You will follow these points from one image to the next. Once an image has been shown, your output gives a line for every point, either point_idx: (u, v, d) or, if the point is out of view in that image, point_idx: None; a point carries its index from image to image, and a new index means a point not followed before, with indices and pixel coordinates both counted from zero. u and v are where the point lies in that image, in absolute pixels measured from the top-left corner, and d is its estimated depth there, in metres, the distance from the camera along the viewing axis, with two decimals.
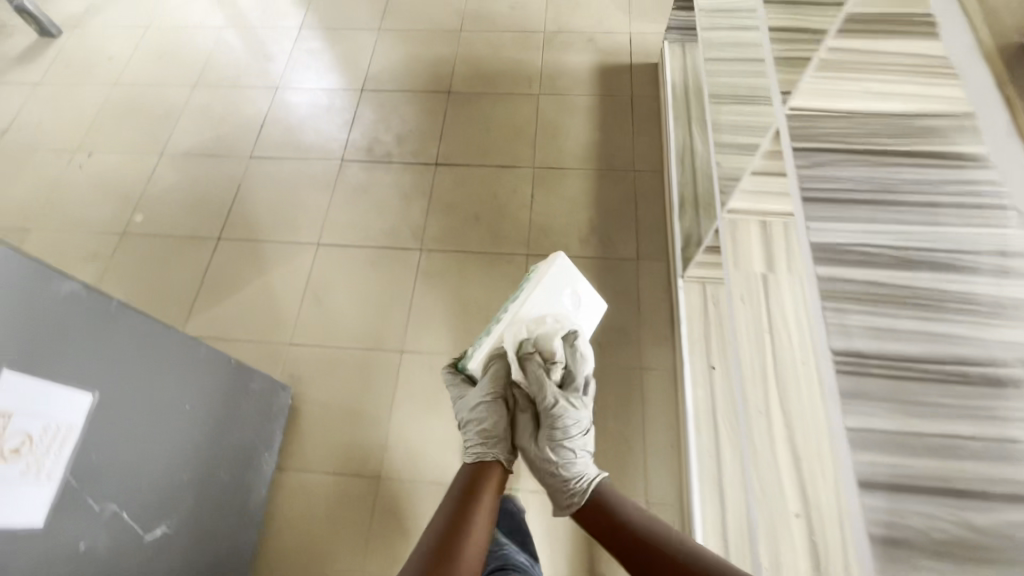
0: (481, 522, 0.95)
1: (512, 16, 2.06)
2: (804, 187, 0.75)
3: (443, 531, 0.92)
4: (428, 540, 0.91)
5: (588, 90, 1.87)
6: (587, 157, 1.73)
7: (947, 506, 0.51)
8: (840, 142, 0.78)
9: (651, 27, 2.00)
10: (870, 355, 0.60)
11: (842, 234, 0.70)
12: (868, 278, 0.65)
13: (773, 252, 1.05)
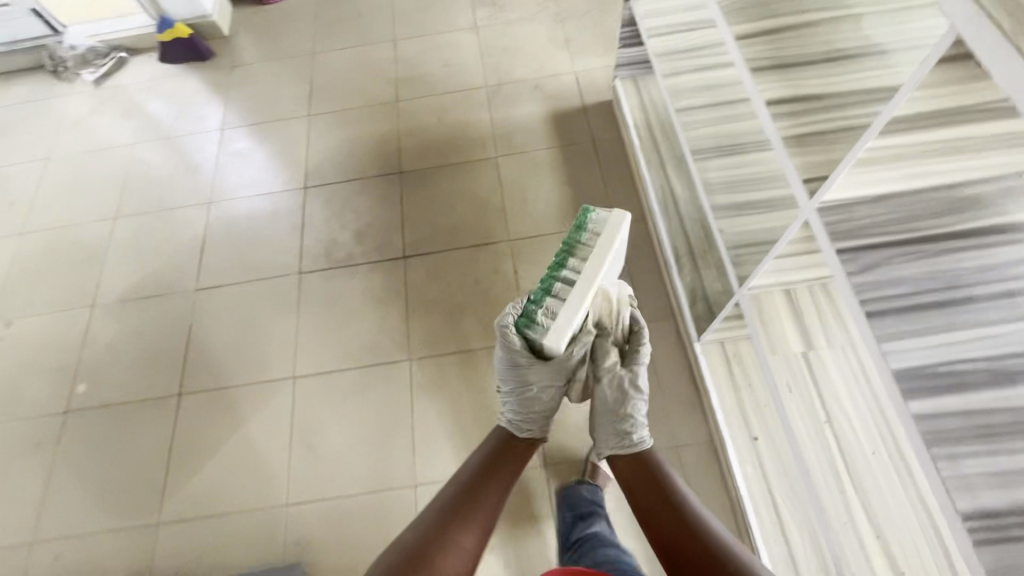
0: (491, 500, 0.93)
1: (449, 76, 1.94)
2: (865, 304, 0.66)
3: (456, 500, 0.91)
4: (440, 502, 0.91)
5: (546, 143, 1.76)
6: (563, 217, 1.62)
7: None
8: (885, 234, 0.69)
9: (594, 62, 1.91)
10: (1005, 516, 0.54)
11: (924, 356, 0.62)
12: (974, 414, 0.59)
13: (807, 326, 0.95)
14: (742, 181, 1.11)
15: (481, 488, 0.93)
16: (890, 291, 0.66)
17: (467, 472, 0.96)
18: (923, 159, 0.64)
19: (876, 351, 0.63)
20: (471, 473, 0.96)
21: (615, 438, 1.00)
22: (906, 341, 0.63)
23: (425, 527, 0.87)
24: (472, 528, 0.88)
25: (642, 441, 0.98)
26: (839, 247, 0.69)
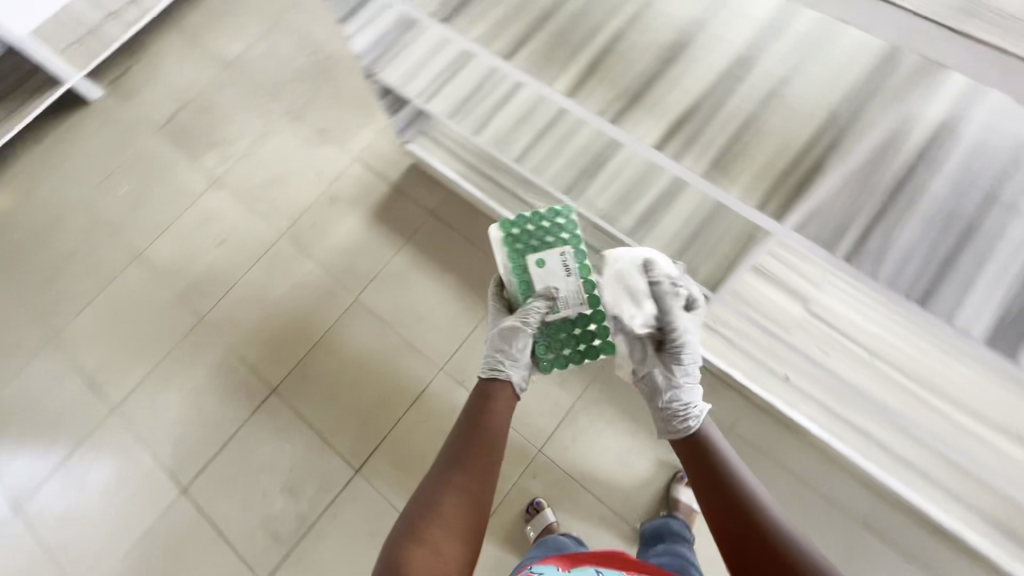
0: (496, 444, 0.80)
1: (235, 250, 1.59)
2: None
3: (454, 467, 0.76)
4: (440, 466, 0.77)
5: (390, 246, 1.54)
6: (468, 307, 1.45)
7: None
8: None
9: (365, 134, 1.68)
10: None
11: None
12: None
13: (790, 282, 0.92)
14: (630, 192, 1.04)
15: (483, 431, 0.80)
16: None
17: (469, 426, 0.81)
18: None
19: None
20: (475, 429, 0.81)
21: (665, 421, 0.86)
22: None
23: (423, 496, 0.74)
24: (459, 497, 0.73)
25: (695, 421, 0.83)
26: None
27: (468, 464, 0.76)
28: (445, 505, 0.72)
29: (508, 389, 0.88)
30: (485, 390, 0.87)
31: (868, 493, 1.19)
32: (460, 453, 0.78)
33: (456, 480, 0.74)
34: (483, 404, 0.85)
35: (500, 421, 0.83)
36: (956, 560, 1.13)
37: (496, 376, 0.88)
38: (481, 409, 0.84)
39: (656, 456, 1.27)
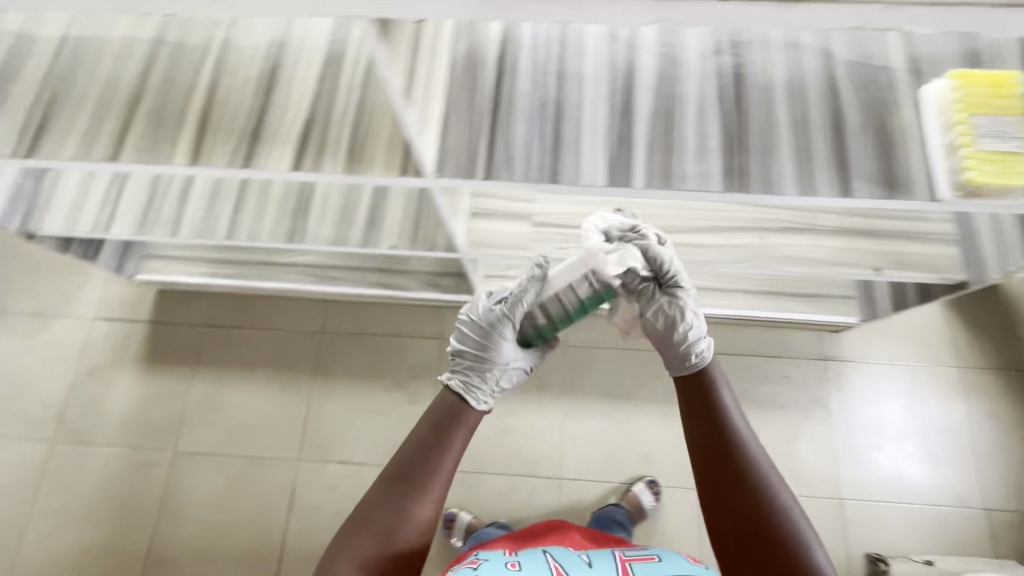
0: (448, 471, 0.71)
1: (7, 490, 1.33)
2: (541, 178, 0.72)
3: (394, 504, 0.68)
4: (382, 496, 0.69)
5: (183, 380, 1.41)
6: (293, 387, 1.39)
7: (848, 136, 0.71)
8: (485, 134, 0.74)
9: (90, 290, 1.49)
10: (728, 159, 0.71)
11: (595, 152, 0.73)
12: (647, 143, 0.73)
13: (501, 211, 1.04)
14: (346, 209, 1.07)
15: (438, 458, 0.70)
16: (537, 156, 0.73)
17: (424, 457, 0.69)
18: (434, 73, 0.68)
19: (592, 188, 0.72)
20: (428, 464, 0.69)
21: (670, 356, 0.74)
22: (588, 165, 0.72)
23: (357, 520, 0.68)
24: (400, 542, 0.67)
25: (704, 356, 0.72)
26: (485, 175, 0.73)
27: (409, 508, 0.68)
28: (373, 546, 0.66)
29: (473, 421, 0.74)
30: (440, 410, 0.73)
31: None
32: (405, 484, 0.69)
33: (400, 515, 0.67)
34: (438, 430, 0.71)
35: (456, 456, 0.71)
36: (758, 335, 1.37)
37: (468, 399, 0.75)
38: (437, 435, 0.71)
39: (522, 406, 1.35)
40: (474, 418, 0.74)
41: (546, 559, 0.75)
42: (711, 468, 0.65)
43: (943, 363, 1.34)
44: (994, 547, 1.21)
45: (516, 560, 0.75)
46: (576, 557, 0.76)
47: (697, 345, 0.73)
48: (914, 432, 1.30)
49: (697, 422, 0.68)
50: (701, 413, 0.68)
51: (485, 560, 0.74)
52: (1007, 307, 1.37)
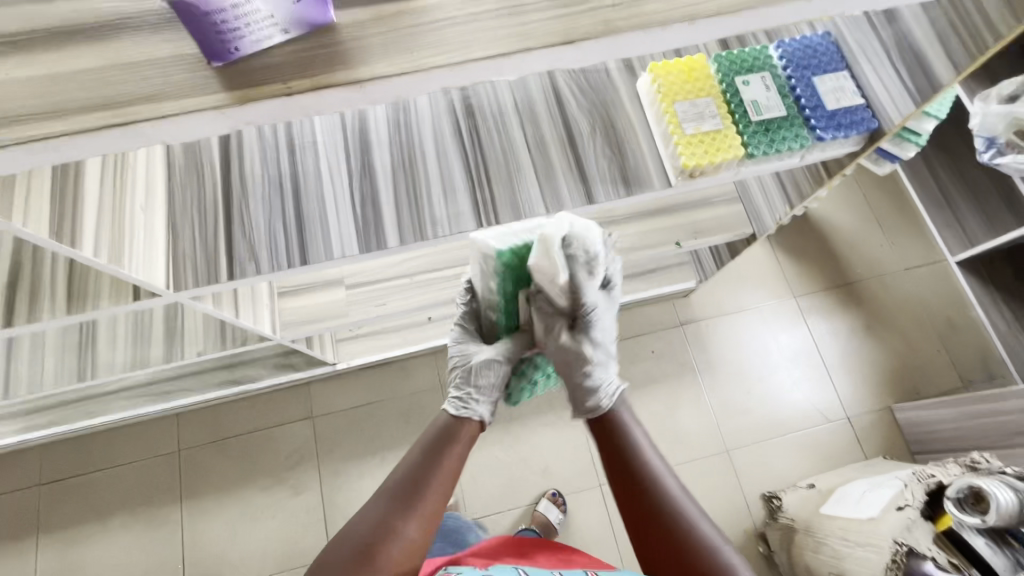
0: (441, 495, 0.62)
1: None
2: (290, 261, 0.68)
3: (384, 525, 0.59)
4: (368, 520, 0.60)
5: (26, 557, 1.22)
6: (161, 522, 1.26)
7: (581, 141, 0.72)
8: (219, 230, 0.68)
9: None
10: (474, 194, 0.71)
11: (342, 218, 0.70)
12: (392, 196, 0.71)
13: (308, 285, 0.99)
14: (137, 328, 0.96)
15: (431, 478, 0.62)
16: (282, 239, 0.68)
17: (422, 472, 0.62)
18: (125, 194, 0.63)
19: (346, 258, 0.68)
20: (428, 479, 0.62)
21: (573, 395, 0.72)
22: (339, 235, 0.69)
23: (337, 550, 0.59)
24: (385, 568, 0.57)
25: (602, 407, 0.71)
26: (230, 276, 0.67)
27: (401, 531, 0.59)
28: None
29: (468, 436, 0.69)
30: (437, 429, 0.68)
31: None
32: (395, 503, 0.60)
33: (382, 543, 0.58)
34: (434, 447, 0.65)
35: (452, 471, 0.64)
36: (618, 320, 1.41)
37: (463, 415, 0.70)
38: (432, 452, 0.65)
39: None
40: (471, 431, 0.69)
41: (517, 574, 0.66)
42: (630, 509, 0.63)
43: (784, 297, 1.45)
44: (863, 451, 1.32)
45: (488, 574, 0.65)
46: (548, 574, 0.67)
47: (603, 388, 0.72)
48: (776, 368, 1.39)
49: (613, 464, 0.66)
50: (612, 452, 0.67)
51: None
52: (820, 232, 1.50)
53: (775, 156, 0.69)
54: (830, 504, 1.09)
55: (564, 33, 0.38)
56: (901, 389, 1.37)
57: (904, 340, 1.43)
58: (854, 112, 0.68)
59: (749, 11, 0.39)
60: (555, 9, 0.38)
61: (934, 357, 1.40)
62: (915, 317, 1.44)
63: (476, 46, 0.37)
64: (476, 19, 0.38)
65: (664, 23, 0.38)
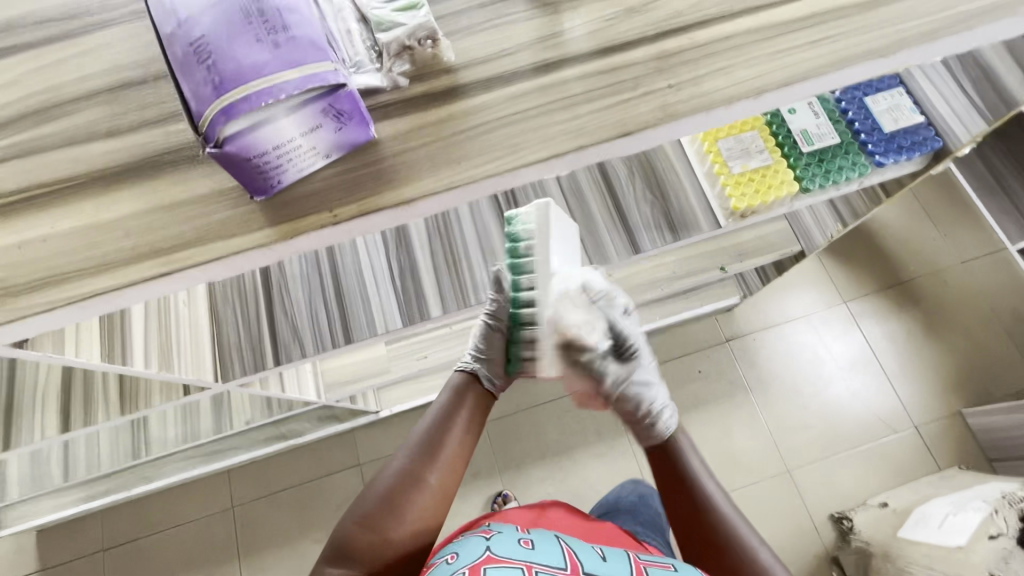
0: (461, 446, 0.62)
1: None
2: (335, 339, 0.67)
3: (410, 473, 0.59)
4: (395, 469, 0.60)
5: None
6: None
7: (621, 186, 0.69)
8: (263, 312, 0.67)
9: None
10: None
11: (384, 289, 0.68)
12: (432, 262, 0.69)
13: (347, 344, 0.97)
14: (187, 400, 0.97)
15: (450, 431, 0.62)
16: (325, 318, 0.67)
17: (444, 425, 0.62)
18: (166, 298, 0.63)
19: (391, 331, 0.67)
20: (447, 432, 0.62)
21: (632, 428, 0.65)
22: (380, 309, 0.67)
23: (363, 499, 0.59)
24: (414, 516, 0.58)
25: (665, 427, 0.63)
26: (276, 361, 0.66)
27: (429, 480, 0.59)
28: (390, 524, 0.57)
29: (486, 394, 0.69)
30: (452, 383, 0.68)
31: None
32: (421, 452, 0.60)
33: (409, 491, 0.58)
34: (453, 403, 0.65)
35: (470, 424, 0.65)
36: (661, 342, 1.37)
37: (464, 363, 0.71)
38: (451, 407, 0.65)
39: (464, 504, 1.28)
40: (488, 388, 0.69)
41: (560, 541, 0.59)
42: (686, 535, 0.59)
43: (833, 303, 1.38)
44: (935, 460, 1.25)
45: (530, 536, 0.59)
46: (592, 547, 0.59)
47: (659, 409, 0.64)
48: (832, 378, 1.32)
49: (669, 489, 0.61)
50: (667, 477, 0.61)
51: (498, 532, 0.59)
52: (866, 231, 1.43)
53: (834, 187, 0.64)
54: (909, 526, 1.02)
55: (620, 124, 0.35)
56: (970, 392, 1.29)
57: (968, 338, 1.34)
58: (915, 132, 0.64)
59: (818, 78, 0.35)
60: (608, 99, 0.36)
61: (1005, 355, 1.32)
62: (979, 313, 1.35)
63: (526, 148, 0.35)
64: (525, 118, 0.36)
65: (729, 101, 0.35)
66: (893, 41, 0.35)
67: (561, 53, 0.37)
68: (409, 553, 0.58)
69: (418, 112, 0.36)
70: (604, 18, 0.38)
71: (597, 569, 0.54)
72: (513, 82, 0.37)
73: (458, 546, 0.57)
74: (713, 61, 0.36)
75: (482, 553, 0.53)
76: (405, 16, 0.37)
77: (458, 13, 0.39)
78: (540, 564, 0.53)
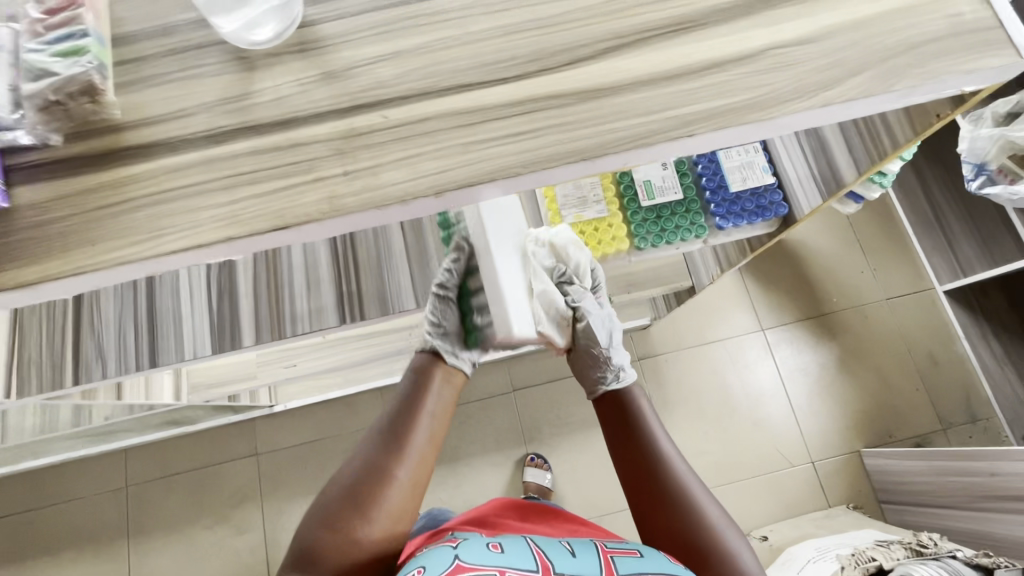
0: (430, 434, 0.61)
1: None
2: (142, 362, 0.64)
3: (378, 464, 0.57)
4: (361, 463, 0.57)
5: None
6: (109, 558, 1.27)
7: None
8: (64, 332, 0.63)
9: None
10: (340, 285, 0.65)
11: (200, 314, 0.65)
12: (255, 289, 0.65)
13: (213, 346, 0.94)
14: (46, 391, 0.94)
15: (416, 417, 0.60)
16: (132, 337, 0.64)
17: (411, 415, 0.60)
18: None
19: (201, 359, 0.64)
20: (414, 419, 0.60)
21: (581, 374, 0.70)
22: (191, 332, 0.64)
23: (330, 497, 0.56)
24: (387, 510, 0.56)
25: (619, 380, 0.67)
26: (76, 379, 0.63)
27: (399, 472, 0.57)
28: (357, 519, 0.54)
29: (455, 376, 0.67)
30: (416, 372, 0.65)
31: (496, 368, 1.34)
32: (388, 445, 0.58)
33: (379, 485, 0.56)
34: (420, 388, 0.63)
35: (438, 410, 0.62)
36: None
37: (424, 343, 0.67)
38: (419, 392, 0.62)
39: None
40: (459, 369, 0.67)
41: (529, 541, 0.57)
42: (635, 492, 0.60)
43: (752, 329, 1.36)
44: (826, 497, 1.25)
45: (497, 540, 0.56)
46: (557, 542, 0.58)
47: (616, 367, 0.67)
48: (739, 406, 1.31)
49: (620, 442, 0.63)
50: (620, 429, 0.63)
51: (464, 539, 0.56)
52: (796, 257, 1.39)
53: (669, 245, 0.66)
54: (774, 565, 1.02)
55: (279, 216, 0.31)
56: (871, 432, 1.29)
57: (879, 377, 1.33)
58: (764, 195, 0.65)
59: (508, 179, 0.31)
60: (274, 184, 0.31)
61: (911, 398, 1.31)
62: (893, 353, 1.34)
63: (170, 234, 0.31)
64: (179, 197, 0.31)
65: (403, 200, 0.31)
66: (599, 144, 0.31)
67: (243, 120, 0.33)
68: (378, 557, 0.55)
69: (64, 178, 0.32)
70: (299, 81, 0.33)
71: (568, 568, 0.52)
72: (179, 151, 0.32)
73: (424, 557, 0.53)
74: (400, 148, 0.32)
75: (451, 562, 0.50)
76: (63, 63, 0.32)
77: (144, 60, 0.34)
78: (513, 569, 0.50)
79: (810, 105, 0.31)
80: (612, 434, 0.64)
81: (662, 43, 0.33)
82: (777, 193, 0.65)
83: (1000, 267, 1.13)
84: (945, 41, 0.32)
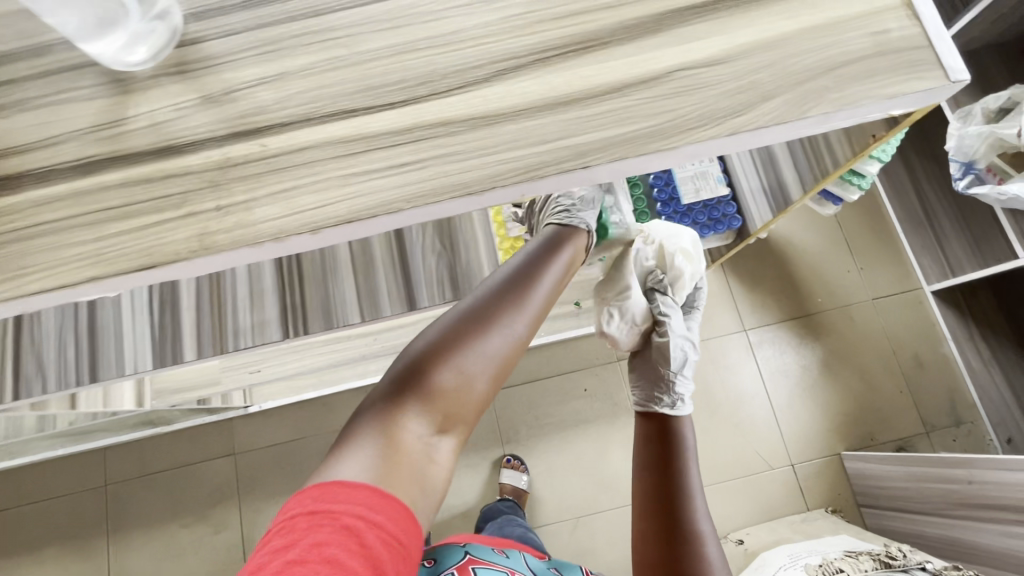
0: (543, 301, 0.54)
1: None
2: (84, 377, 0.62)
3: (490, 310, 0.50)
4: (474, 304, 0.51)
5: None
6: (88, 555, 1.28)
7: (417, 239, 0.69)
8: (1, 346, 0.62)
9: None
10: (285, 298, 0.63)
11: (142, 329, 0.63)
12: (200, 304, 0.64)
13: None
14: None
15: (534, 281, 0.54)
16: (72, 351, 0.62)
17: (530, 278, 0.54)
18: None
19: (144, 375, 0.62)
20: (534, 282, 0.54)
21: (641, 387, 0.73)
22: (131, 348, 0.62)
23: (434, 332, 0.50)
24: (488, 363, 0.49)
25: (673, 405, 0.67)
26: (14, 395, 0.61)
27: (511, 328, 0.50)
28: (461, 373, 0.48)
29: (575, 251, 0.61)
30: (546, 237, 0.61)
31: None
32: (505, 301, 0.51)
33: (486, 332, 0.49)
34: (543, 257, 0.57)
35: (557, 287, 0.56)
36: (551, 356, 1.33)
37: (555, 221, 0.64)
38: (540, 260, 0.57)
39: None
40: (581, 243, 0.62)
41: (526, 559, 0.60)
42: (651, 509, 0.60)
43: (733, 330, 1.33)
44: (806, 501, 1.24)
45: (504, 550, 0.60)
46: (551, 566, 0.60)
47: (675, 393, 0.68)
48: (719, 407, 1.29)
49: (652, 448, 0.64)
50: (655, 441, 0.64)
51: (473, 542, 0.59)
52: (779, 256, 1.36)
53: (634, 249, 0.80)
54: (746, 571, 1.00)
55: (146, 254, 0.29)
56: (853, 434, 1.27)
57: (863, 378, 1.31)
58: (718, 208, 0.84)
59: (392, 214, 0.29)
60: (144, 219, 0.29)
61: (896, 401, 1.29)
62: (878, 355, 1.31)
63: (32, 274, 0.29)
64: (43, 232, 0.30)
65: (278, 237, 0.29)
66: (486, 176, 0.29)
67: (114, 149, 0.31)
68: (466, 412, 0.48)
69: None
70: (175, 106, 0.31)
71: None
72: (45, 183, 0.30)
73: (437, 550, 0.57)
74: (277, 179, 0.30)
75: (465, 555, 0.54)
76: None
77: (13, 83, 0.32)
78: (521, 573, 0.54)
79: (715, 134, 0.29)
80: (644, 442, 0.65)
81: (560, 63, 0.30)
82: (729, 205, 0.84)
83: (990, 268, 1.10)
84: (866, 62, 0.29)
